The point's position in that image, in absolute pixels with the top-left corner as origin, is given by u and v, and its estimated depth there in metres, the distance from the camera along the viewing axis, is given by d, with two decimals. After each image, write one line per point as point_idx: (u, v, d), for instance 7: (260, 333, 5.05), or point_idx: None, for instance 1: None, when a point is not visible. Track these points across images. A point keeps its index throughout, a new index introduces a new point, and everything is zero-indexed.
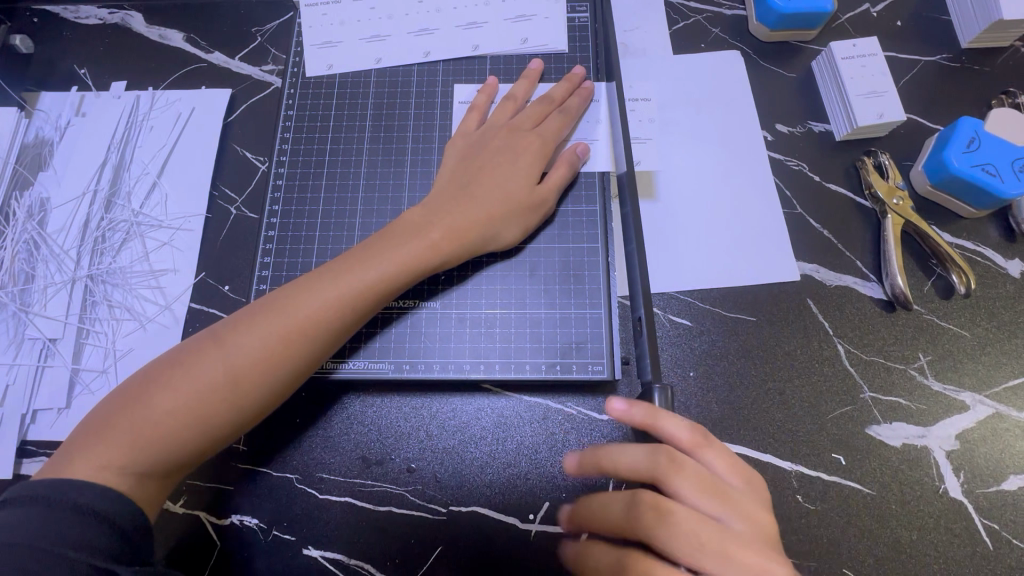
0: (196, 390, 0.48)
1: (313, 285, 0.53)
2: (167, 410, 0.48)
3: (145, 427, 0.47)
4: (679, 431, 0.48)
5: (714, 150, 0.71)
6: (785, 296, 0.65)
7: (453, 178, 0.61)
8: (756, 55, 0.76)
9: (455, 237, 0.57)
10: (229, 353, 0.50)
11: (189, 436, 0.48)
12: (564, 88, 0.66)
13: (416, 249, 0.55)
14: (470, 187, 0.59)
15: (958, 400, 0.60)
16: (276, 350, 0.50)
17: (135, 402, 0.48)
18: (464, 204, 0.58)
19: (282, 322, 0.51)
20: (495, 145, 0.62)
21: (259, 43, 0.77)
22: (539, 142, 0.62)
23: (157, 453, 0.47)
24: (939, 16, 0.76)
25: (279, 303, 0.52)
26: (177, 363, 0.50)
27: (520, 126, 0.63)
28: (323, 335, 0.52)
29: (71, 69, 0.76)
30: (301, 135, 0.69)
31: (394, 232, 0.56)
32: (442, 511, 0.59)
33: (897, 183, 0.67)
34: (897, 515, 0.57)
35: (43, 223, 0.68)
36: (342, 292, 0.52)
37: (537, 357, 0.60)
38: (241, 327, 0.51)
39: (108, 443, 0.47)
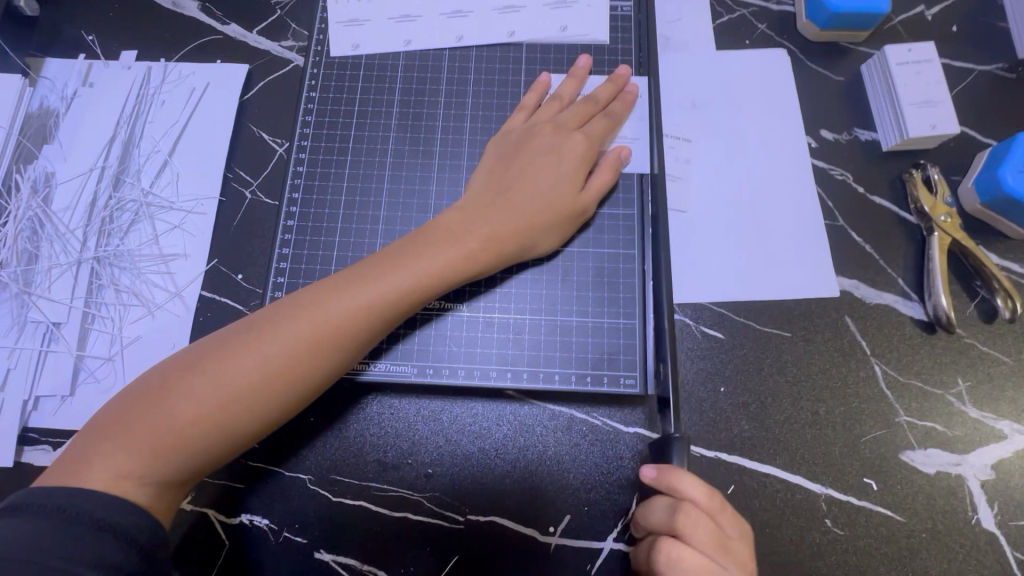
0: (215, 397, 0.46)
1: (340, 291, 0.50)
2: (186, 418, 0.46)
3: (164, 433, 0.46)
4: (699, 492, 0.47)
5: (756, 156, 0.68)
6: (823, 312, 0.62)
7: (487, 181, 0.57)
8: (803, 55, 0.72)
9: (487, 247, 0.54)
10: (250, 356, 0.47)
11: (209, 445, 0.46)
12: (608, 89, 0.62)
13: (445, 259, 0.52)
14: (508, 194, 0.56)
15: (995, 429, 0.59)
16: (301, 360, 0.48)
17: (153, 405, 0.46)
18: (500, 210, 0.55)
19: (306, 327, 0.48)
20: (537, 145, 0.58)
21: (279, 17, 0.73)
22: (585, 143, 0.59)
23: (176, 462, 0.46)
24: (997, 22, 0.73)
25: (303, 307, 0.49)
26: (194, 367, 0.47)
27: (565, 125, 0.60)
28: (350, 345, 0.49)
29: (78, 35, 0.72)
30: (323, 118, 0.65)
31: (425, 237, 0.53)
32: (459, 519, 0.57)
33: (945, 199, 0.64)
34: (927, 544, 0.56)
35: (47, 200, 0.65)
36: (372, 300, 0.50)
37: (565, 367, 0.57)
38: (263, 332, 0.48)
39: (124, 448, 0.45)
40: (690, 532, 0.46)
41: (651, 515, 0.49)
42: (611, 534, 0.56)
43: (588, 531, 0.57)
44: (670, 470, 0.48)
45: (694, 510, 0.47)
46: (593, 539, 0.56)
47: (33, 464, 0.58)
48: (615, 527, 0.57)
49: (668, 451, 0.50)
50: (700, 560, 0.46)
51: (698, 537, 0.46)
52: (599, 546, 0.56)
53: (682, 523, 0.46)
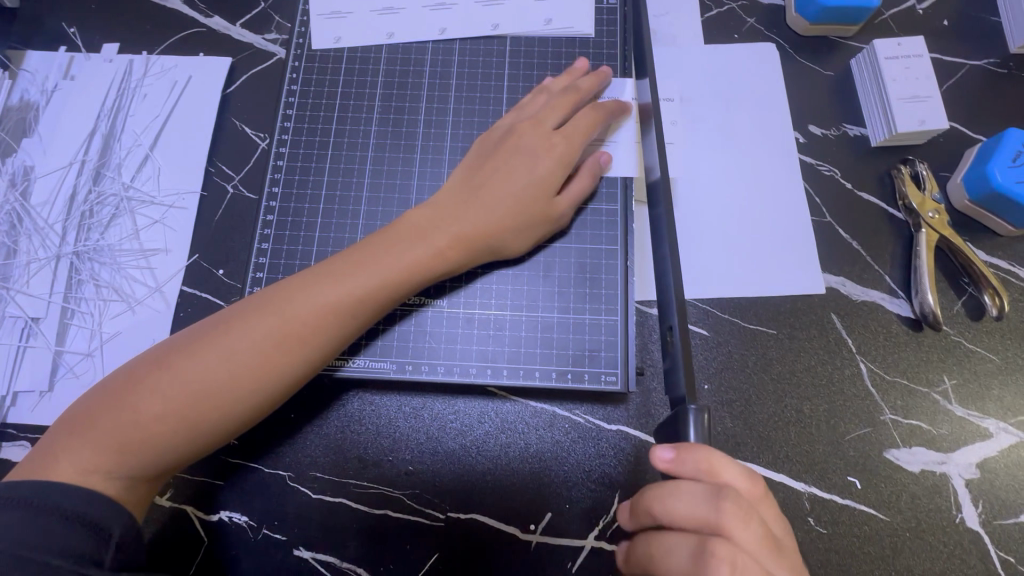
0: (183, 394, 0.46)
1: (310, 287, 0.49)
2: (153, 414, 0.46)
3: (130, 429, 0.45)
4: (737, 478, 0.43)
5: (743, 152, 0.67)
6: (808, 309, 0.62)
7: (465, 177, 0.57)
8: (792, 49, 0.71)
9: (462, 246, 0.54)
10: (221, 352, 0.47)
11: (176, 442, 0.46)
12: (594, 88, 0.61)
13: (420, 256, 0.52)
14: (481, 192, 0.55)
15: (981, 427, 0.58)
16: (269, 356, 0.47)
17: (120, 401, 0.46)
18: (474, 209, 0.54)
19: (279, 323, 0.48)
20: (516, 143, 0.57)
21: (262, 10, 0.72)
22: (565, 143, 0.57)
23: (143, 458, 0.45)
24: (988, 17, 0.72)
25: (273, 304, 0.49)
26: (162, 363, 0.47)
27: (545, 123, 0.58)
28: (320, 341, 0.49)
29: (58, 28, 0.71)
30: (305, 112, 0.64)
31: (397, 233, 0.53)
32: (440, 516, 0.57)
33: (933, 195, 0.63)
34: (911, 544, 0.55)
35: (25, 194, 0.64)
36: (342, 297, 0.49)
37: (547, 364, 0.57)
38: (232, 329, 0.48)
39: (92, 443, 0.45)
40: (738, 527, 0.41)
41: (680, 502, 0.42)
42: (592, 532, 0.56)
43: (569, 529, 0.56)
44: (697, 447, 0.42)
45: (739, 501, 0.42)
46: (574, 537, 0.56)
47: (11, 460, 0.58)
48: (596, 525, 0.56)
49: (683, 426, 0.44)
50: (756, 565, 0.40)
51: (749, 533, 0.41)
52: (580, 544, 0.56)
53: (730, 516, 0.41)
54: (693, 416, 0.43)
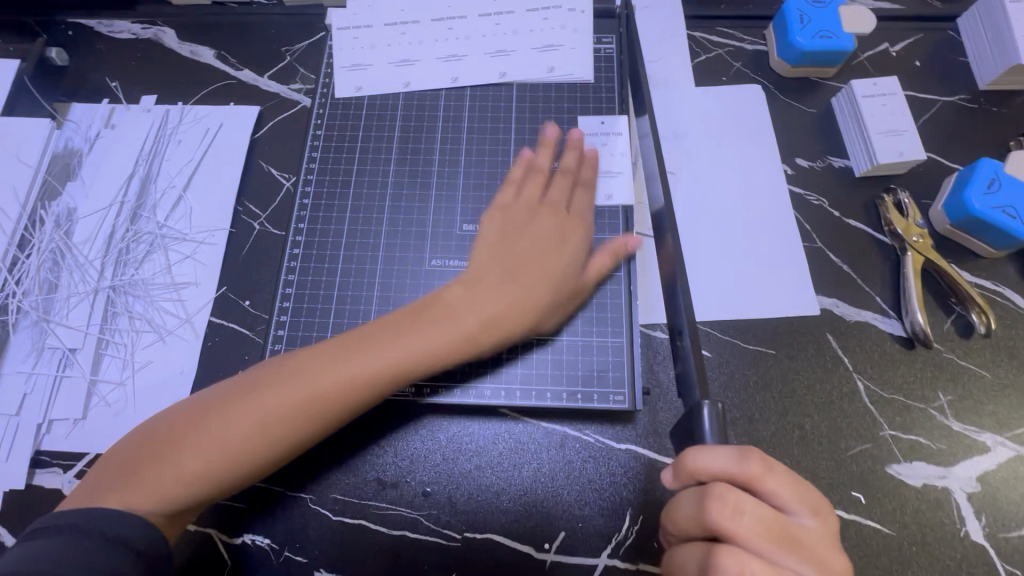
0: (218, 448, 0.49)
1: (340, 358, 0.52)
2: (205, 454, 0.49)
3: (171, 481, 0.48)
4: (724, 468, 0.42)
5: (735, 182, 0.72)
6: (805, 330, 0.65)
7: (497, 244, 0.59)
8: (776, 90, 0.77)
9: (516, 311, 0.56)
10: (276, 398, 0.50)
11: (208, 489, 0.49)
12: (574, 156, 0.65)
13: (476, 320, 0.55)
14: (520, 267, 0.58)
15: (978, 441, 0.60)
16: (297, 416, 0.50)
17: (161, 454, 0.49)
18: (509, 282, 0.57)
19: (334, 376, 0.51)
20: (538, 225, 0.61)
21: (288, 63, 0.79)
22: (553, 214, 0.62)
23: (181, 503, 0.48)
24: (957, 57, 0.78)
25: (303, 369, 0.52)
26: (200, 422, 0.50)
27: (555, 204, 0.62)
28: (348, 407, 0.52)
29: (102, 82, 0.78)
30: (328, 154, 0.70)
31: (421, 312, 0.55)
32: (456, 537, 0.58)
33: (916, 221, 0.67)
34: (918, 557, 0.56)
35: (68, 234, 0.69)
36: (381, 364, 0.52)
37: (557, 385, 0.60)
38: (291, 375, 0.51)
39: (148, 476, 0.48)
40: (732, 524, 0.41)
41: (680, 508, 0.44)
42: (605, 550, 0.58)
43: (583, 547, 0.58)
44: (693, 449, 0.43)
45: (727, 496, 0.42)
46: (588, 556, 0.57)
47: (45, 486, 0.60)
48: (609, 543, 0.58)
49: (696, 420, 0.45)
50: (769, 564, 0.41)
51: (748, 529, 0.41)
52: (593, 562, 0.57)
53: (719, 518, 0.41)
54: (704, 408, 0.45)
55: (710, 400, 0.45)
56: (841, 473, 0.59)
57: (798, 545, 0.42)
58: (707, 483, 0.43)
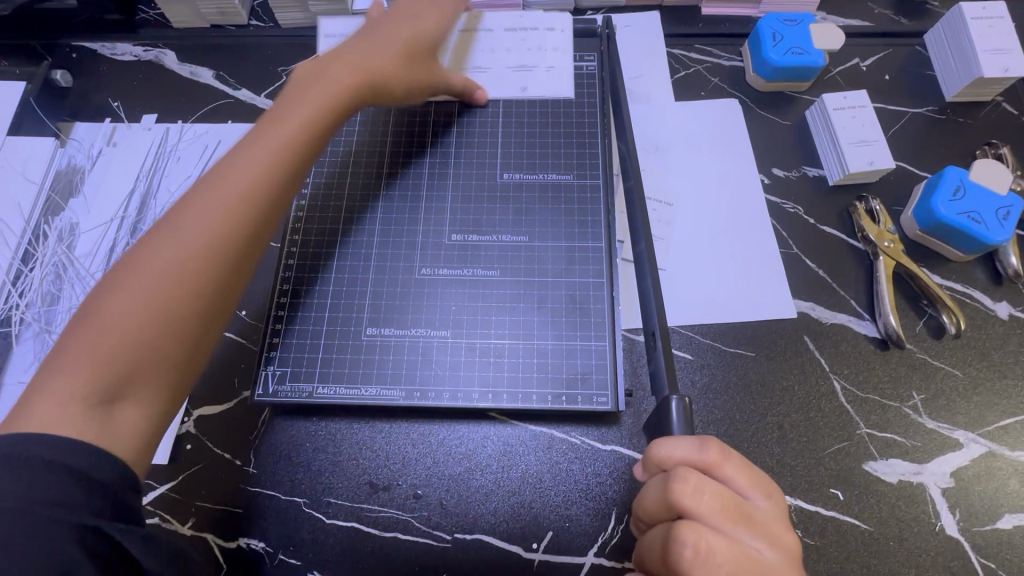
0: (152, 311, 0.48)
1: (233, 169, 0.53)
2: (106, 348, 0.46)
3: (99, 350, 0.46)
4: (684, 453, 0.46)
5: (715, 192, 0.75)
6: (783, 332, 0.67)
7: (349, 71, 0.61)
8: (753, 104, 0.80)
9: (359, 84, 0.61)
10: (157, 269, 0.48)
11: (152, 336, 0.47)
12: (434, 20, 0.68)
13: (307, 115, 0.58)
14: (400, 50, 0.64)
15: (952, 438, 0.62)
16: (218, 225, 0.50)
17: (81, 336, 0.47)
18: (382, 48, 0.63)
19: (199, 237, 0.50)
20: (393, 43, 0.64)
21: (284, 82, 0.82)
22: (428, 69, 0.68)
23: (118, 375, 0.46)
24: (924, 71, 0.82)
25: (201, 194, 0.52)
26: (107, 300, 0.47)
27: (420, 49, 0.66)
28: (270, 192, 0.53)
29: (105, 102, 0.81)
30: (321, 167, 0.72)
31: (268, 118, 0.58)
32: (446, 538, 0.60)
33: (888, 228, 0.70)
34: (895, 552, 0.58)
35: (71, 247, 0.71)
36: (270, 155, 0.54)
37: (543, 387, 0.62)
38: (135, 264, 0.49)
39: (54, 396, 0.44)
40: (694, 504, 0.43)
41: (647, 496, 0.47)
42: (591, 549, 0.59)
43: (570, 546, 0.59)
44: (661, 439, 0.47)
45: (689, 477, 0.44)
46: (575, 554, 0.59)
47: None
48: (595, 542, 0.59)
49: (666, 415, 0.49)
50: (729, 539, 0.43)
51: (708, 507, 0.43)
52: (580, 561, 0.59)
53: (684, 497, 0.43)
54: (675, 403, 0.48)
55: (678, 395, 0.49)
56: (819, 470, 0.61)
57: (752, 522, 0.44)
58: (668, 468, 0.46)
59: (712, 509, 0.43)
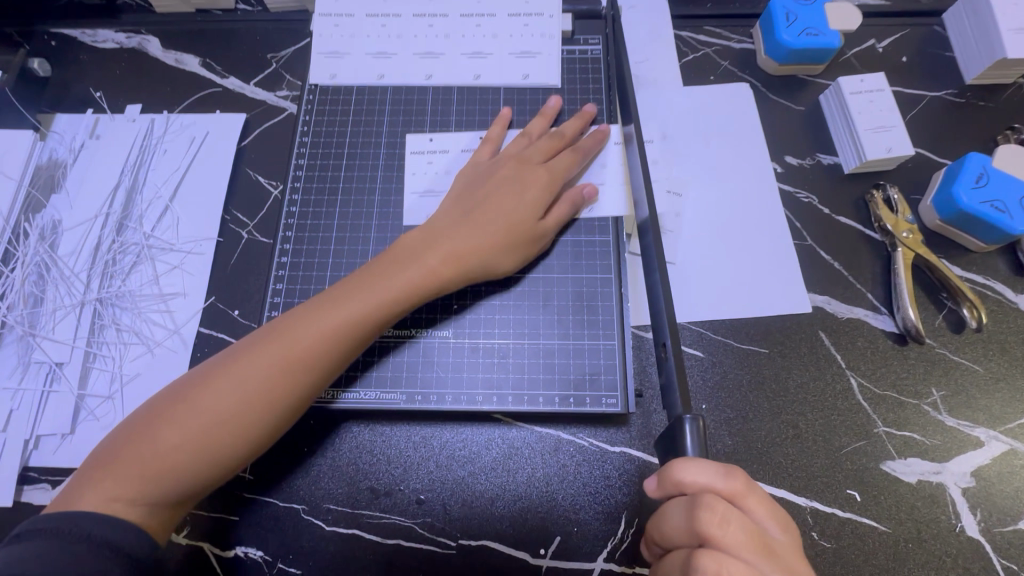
0: (207, 422, 0.48)
1: (311, 315, 0.53)
2: (171, 442, 0.47)
3: (153, 459, 0.47)
4: (711, 480, 0.43)
5: (726, 182, 0.72)
6: (797, 328, 0.65)
7: (457, 206, 0.61)
8: (764, 88, 0.77)
9: (455, 262, 0.57)
10: (239, 376, 0.50)
11: (199, 464, 0.48)
12: (578, 125, 0.66)
13: (412, 275, 0.55)
14: (473, 215, 0.59)
15: (972, 436, 0.60)
16: (280, 380, 0.50)
17: (142, 435, 0.48)
18: (463, 233, 0.58)
19: (284, 351, 0.51)
20: (501, 175, 0.62)
21: (275, 69, 0.78)
22: (547, 175, 0.62)
23: (162, 485, 0.47)
24: (943, 52, 0.78)
25: (279, 334, 0.52)
26: (190, 394, 0.49)
27: (530, 158, 0.63)
28: (330, 355, 0.52)
29: (87, 92, 0.77)
30: (315, 161, 0.69)
31: (393, 256, 0.57)
32: (451, 544, 0.58)
33: (906, 217, 0.67)
34: (914, 554, 0.56)
35: (53, 246, 0.68)
36: (362, 300, 0.53)
37: (549, 389, 0.59)
38: (231, 366, 0.50)
39: (116, 476, 0.46)
40: (719, 532, 0.42)
41: (668, 522, 0.45)
42: (601, 554, 0.57)
43: (579, 552, 0.57)
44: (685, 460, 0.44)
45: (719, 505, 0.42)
46: (583, 560, 0.57)
47: (33, 502, 0.59)
48: (604, 547, 0.57)
49: (680, 438, 0.46)
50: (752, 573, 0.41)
51: (735, 537, 0.42)
52: (589, 566, 0.57)
53: (710, 525, 0.42)
54: (688, 425, 0.45)
55: (692, 415, 0.46)
56: (836, 472, 0.59)
57: (778, 554, 0.42)
58: (692, 493, 0.43)
59: (741, 540, 0.41)
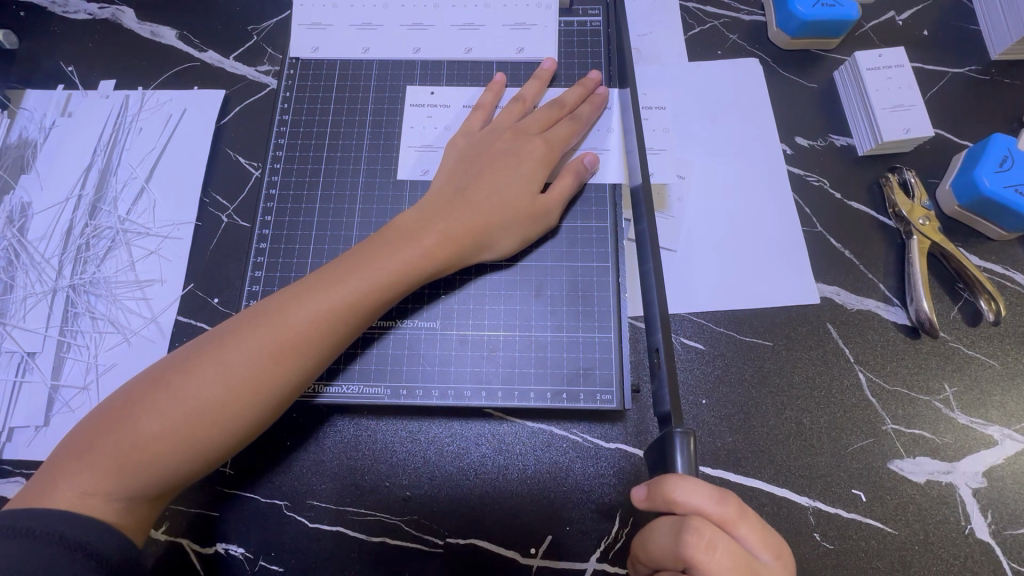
0: (188, 411, 0.45)
1: (302, 298, 0.49)
2: (151, 433, 0.45)
3: (130, 450, 0.44)
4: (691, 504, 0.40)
5: (732, 164, 0.68)
6: (804, 320, 0.61)
7: (451, 181, 0.58)
8: (775, 63, 0.72)
9: (451, 243, 0.54)
10: (224, 364, 0.47)
11: (181, 456, 0.45)
12: (578, 93, 0.63)
13: (410, 256, 0.52)
14: (468, 191, 0.56)
15: (985, 434, 0.57)
16: (268, 367, 0.47)
17: (120, 424, 0.45)
18: (458, 211, 0.55)
19: (274, 337, 0.48)
20: (497, 147, 0.59)
21: (255, 43, 0.74)
22: (545, 146, 0.59)
23: (142, 478, 0.44)
24: (967, 25, 0.73)
25: (268, 317, 0.49)
26: (171, 379, 0.46)
27: (525, 129, 0.60)
28: (322, 342, 0.49)
29: (58, 66, 0.73)
30: (296, 141, 0.65)
31: (390, 235, 0.53)
32: (439, 542, 0.56)
33: (923, 203, 0.63)
34: (920, 557, 0.54)
35: (24, 230, 0.65)
36: (360, 280, 0.50)
37: (542, 383, 0.56)
38: (217, 350, 0.47)
39: (92, 468, 0.44)
40: (706, 559, 0.40)
41: (655, 541, 0.43)
42: (594, 554, 0.55)
43: (571, 551, 0.55)
44: (674, 477, 0.41)
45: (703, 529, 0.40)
46: (576, 559, 0.55)
47: (6, 497, 0.57)
48: (597, 547, 0.55)
49: (669, 454, 0.43)
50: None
51: (721, 565, 0.40)
52: (582, 566, 0.55)
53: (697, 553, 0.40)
54: (678, 441, 0.42)
55: (682, 429, 0.42)
56: (841, 471, 0.56)
57: None
58: (680, 514, 0.41)
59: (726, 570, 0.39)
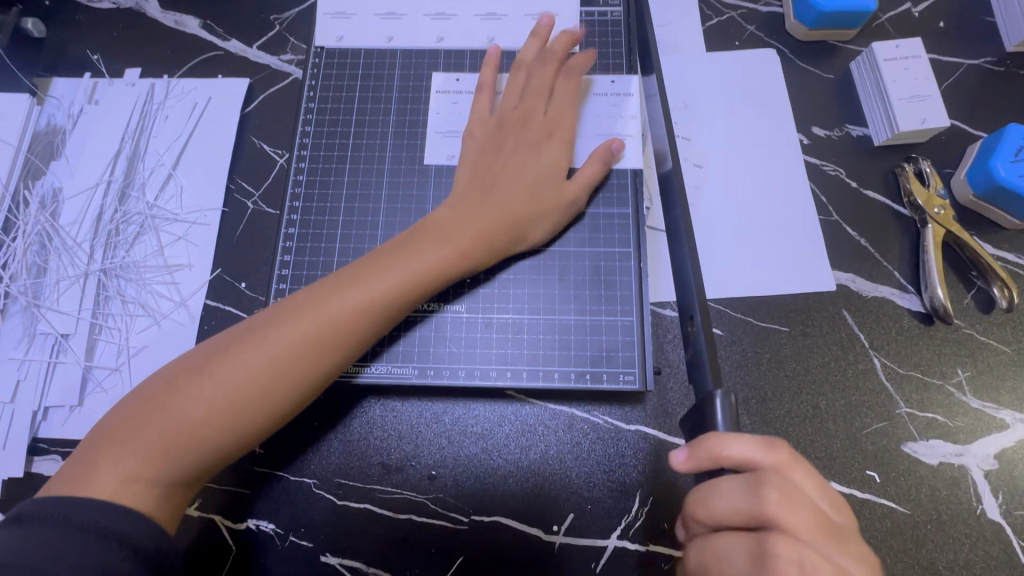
0: (228, 398, 0.47)
1: (339, 290, 0.51)
2: (191, 419, 0.46)
3: (172, 435, 0.46)
4: (758, 453, 0.41)
5: (750, 153, 0.69)
6: (820, 306, 0.63)
7: (482, 176, 0.59)
8: (793, 54, 0.73)
9: (484, 240, 0.55)
10: (263, 352, 0.48)
11: (222, 442, 0.47)
12: (596, 82, 0.64)
13: (446, 252, 0.53)
14: (499, 186, 0.57)
15: (997, 418, 0.59)
16: (305, 357, 0.48)
17: (161, 409, 0.47)
18: (488, 204, 0.56)
19: (311, 328, 0.49)
20: (524, 138, 0.60)
21: (278, 31, 0.75)
22: (569, 134, 0.60)
23: (183, 463, 0.46)
24: (983, 17, 0.74)
25: (305, 308, 0.50)
26: (210, 365, 0.48)
27: (550, 118, 0.62)
28: (358, 333, 0.50)
29: (84, 54, 0.74)
30: (322, 128, 0.66)
31: (426, 231, 0.55)
32: (464, 520, 0.57)
33: (938, 192, 0.64)
34: (933, 536, 0.55)
35: (55, 215, 0.66)
36: (398, 274, 0.52)
37: (565, 365, 0.58)
38: (255, 338, 0.49)
39: (134, 452, 0.45)
40: (781, 511, 0.40)
41: (719, 500, 0.42)
42: (615, 531, 0.57)
43: (592, 529, 0.57)
44: (726, 435, 0.41)
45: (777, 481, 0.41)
46: (597, 537, 0.57)
47: (43, 475, 0.59)
48: (619, 524, 0.57)
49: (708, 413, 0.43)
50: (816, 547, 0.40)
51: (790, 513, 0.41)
52: (603, 544, 0.56)
53: (776, 502, 0.40)
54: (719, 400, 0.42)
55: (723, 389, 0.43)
56: (856, 453, 0.58)
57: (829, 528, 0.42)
58: (736, 466, 0.41)
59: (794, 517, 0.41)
